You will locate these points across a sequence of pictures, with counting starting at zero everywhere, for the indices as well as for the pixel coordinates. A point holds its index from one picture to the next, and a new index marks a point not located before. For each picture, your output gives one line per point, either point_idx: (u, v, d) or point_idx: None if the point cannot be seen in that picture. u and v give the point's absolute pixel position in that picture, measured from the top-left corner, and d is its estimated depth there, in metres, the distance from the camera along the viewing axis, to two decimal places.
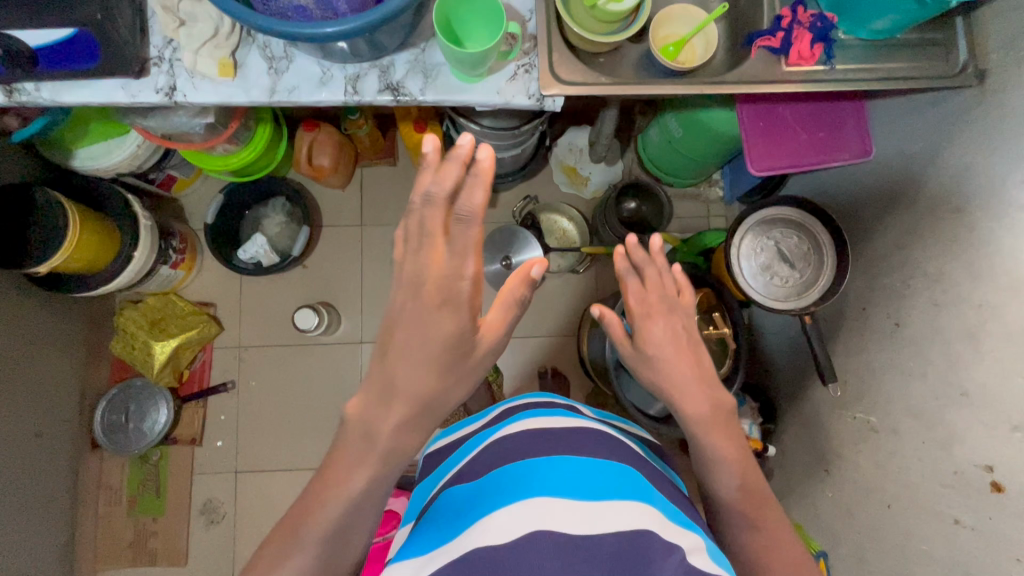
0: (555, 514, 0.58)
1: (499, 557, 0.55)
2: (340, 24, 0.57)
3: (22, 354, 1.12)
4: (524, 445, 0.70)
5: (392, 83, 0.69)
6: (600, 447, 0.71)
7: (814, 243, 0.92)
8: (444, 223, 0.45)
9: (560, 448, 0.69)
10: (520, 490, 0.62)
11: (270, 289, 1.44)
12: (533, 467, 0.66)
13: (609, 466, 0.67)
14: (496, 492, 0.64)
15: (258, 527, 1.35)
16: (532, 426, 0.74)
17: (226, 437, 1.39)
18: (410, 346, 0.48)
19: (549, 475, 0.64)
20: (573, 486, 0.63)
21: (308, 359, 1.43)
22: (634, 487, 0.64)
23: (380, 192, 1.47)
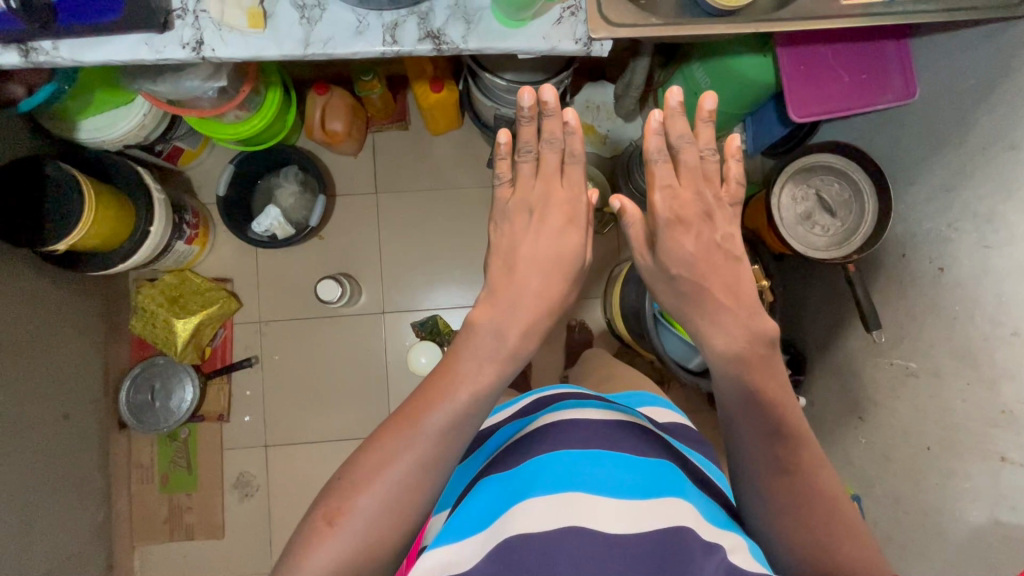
0: (591, 509, 0.60)
1: (534, 549, 0.56)
2: None
3: (43, 335, 1.10)
4: (558, 432, 0.70)
5: (432, 31, 0.65)
6: (635, 437, 0.71)
7: (854, 190, 0.90)
8: (558, 164, 0.79)
9: (595, 436, 0.69)
10: (555, 480, 0.63)
11: (289, 262, 1.41)
12: (567, 459, 0.65)
13: (646, 459, 0.67)
14: (530, 481, 0.64)
15: (293, 497, 1.36)
16: (564, 415, 0.73)
17: (253, 411, 1.38)
18: (541, 246, 0.76)
19: (584, 468, 0.64)
20: (612, 479, 0.64)
21: (330, 331, 1.41)
22: (671, 483, 0.65)
23: (395, 158, 1.43)
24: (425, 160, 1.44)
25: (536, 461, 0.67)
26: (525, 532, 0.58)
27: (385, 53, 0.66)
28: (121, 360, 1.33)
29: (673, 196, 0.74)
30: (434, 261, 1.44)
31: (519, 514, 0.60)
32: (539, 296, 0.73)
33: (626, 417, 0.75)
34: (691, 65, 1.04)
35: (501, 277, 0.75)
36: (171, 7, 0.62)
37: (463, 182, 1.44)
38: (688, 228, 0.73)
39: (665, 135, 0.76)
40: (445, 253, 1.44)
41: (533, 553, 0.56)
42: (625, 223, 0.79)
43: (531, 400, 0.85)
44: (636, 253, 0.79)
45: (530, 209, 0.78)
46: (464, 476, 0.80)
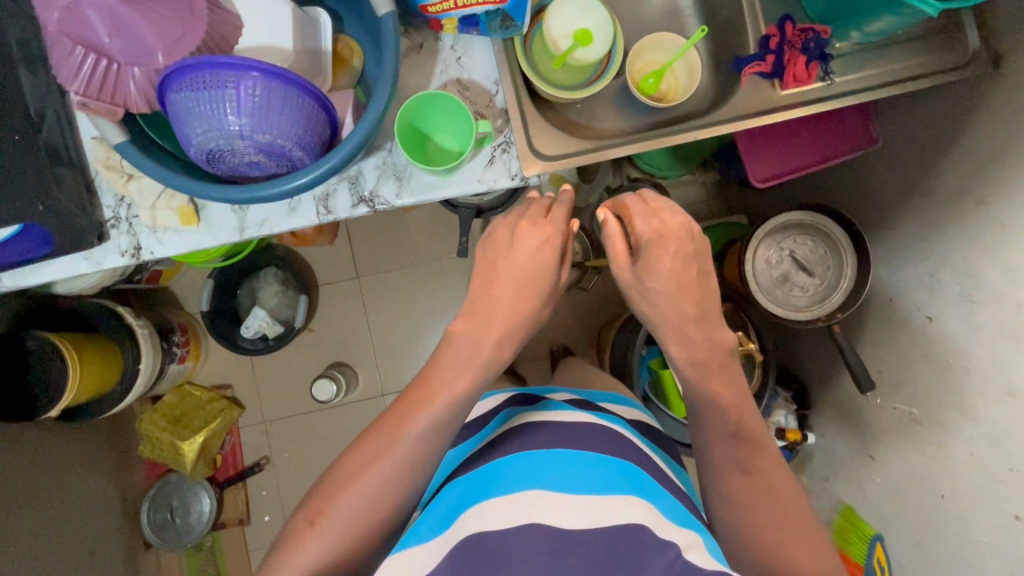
0: (547, 507, 0.56)
1: (485, 548, 0.53)
2: (308, 175, 0.50)
3: (58, 483, 1.13)
4: (525, 437, 0.67)
5: (365, 195, 0.64)
6: (601, 441, 0.67)
7: (830, 245, 0.88)
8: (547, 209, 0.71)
9: (561, 440, 0.66)
10: (518, 481, 0.60)
11: (283, 359, 1.42)
12: (536, 460, 0.63)
13: (609, 462, 0.63)
14: (495, 481, 0.62)
15: None
16: (544, 415, 0.72)
17: (272, 511, 1.40)
18: (512, 269, 0.66)
19: (551, 469, 0.61)
20: (572, 477, 0.60)
21: (334, 421, 1.42)
22: (635, 485, 0.61)
23: (371, 240, 1.42)
24: (401, 236, 1.43)
25: (506, 462, 0.64)
26: (478, 536, 0.54)
27: (322, 222, 0.65)
28: (137, 481, 1.36)
29: (651, 219, 0.68)
30: (425, 336, 1.43)
31: (474, 516, 0.57)
32: (515, 309, 0.65)
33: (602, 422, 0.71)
34: None
35: (476, 289, 0.67)
36: (104, 217, 0.64)
37: (442, 253, 1.43)
38: (667, 244, 0.66)
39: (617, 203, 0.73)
40: (435, 326, 1.44)
41: (486, 553, 0.53)
42: (605, 236, 0.69)
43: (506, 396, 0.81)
44: (613, 258, 0.69)
45: (509, 232, 0.68)
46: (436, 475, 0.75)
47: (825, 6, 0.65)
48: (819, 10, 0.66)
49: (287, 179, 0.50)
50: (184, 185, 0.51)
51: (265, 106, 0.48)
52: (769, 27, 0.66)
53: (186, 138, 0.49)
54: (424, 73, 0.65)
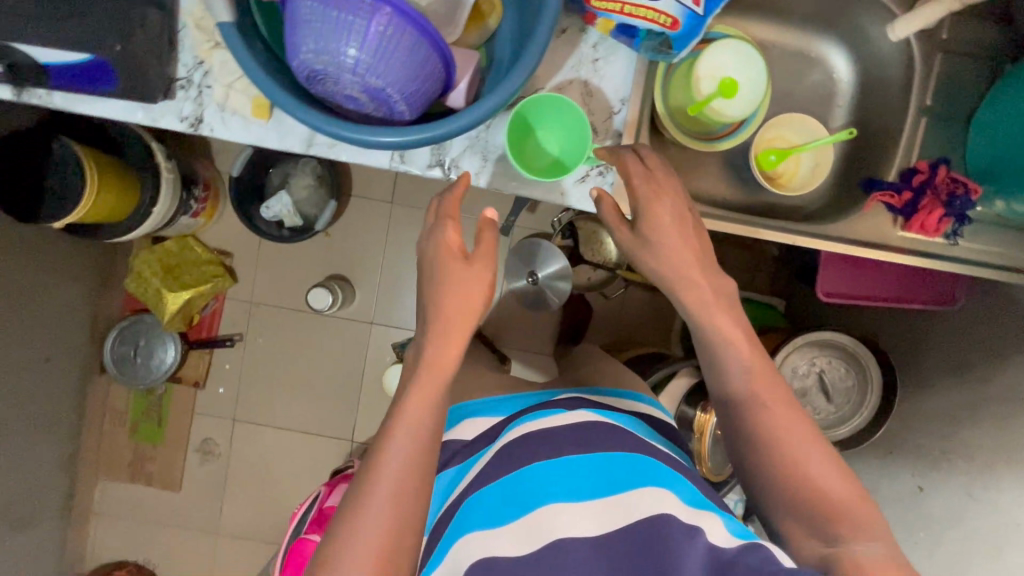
0: (568, 519, 0.59)
1: (517, 563, 0.56)
2: (408, 136, 0.50)
3: (38, 286, 1.12)
4: (515, 448, 0.67)
5: (445, 159, 0.61)
6: (593, 442, 0.66)
7: (860, 379, 0.87)
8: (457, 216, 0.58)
9: (552, 448, 0.66)
10: (523, 498, 0.62)
11: (292, 250, 1.40)
12: (539, 476, 0.63)
13: (604, 467, 0.64)
14: (507, 502, 0.62)
15: (249, 473, 1.43)
16: (531, 427, 0.70)
17: (228, 385, 1.42)
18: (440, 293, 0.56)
19: (558, 480, 0.63)
20: (580, 488, 0.62)
21: (317, 328, 1.42)
22: (638, 479, 0.61)
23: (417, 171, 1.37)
24: None
25: (509, 482, 0.64)
26: (497, 560, 0.56)
27: (390, 167, 0.62)
28: (111, 310, 1.36)
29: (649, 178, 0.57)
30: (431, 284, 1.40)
31: (493, 535, 0.59)
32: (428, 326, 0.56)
33: (590, 419, 0.70)
34: None
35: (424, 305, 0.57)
36: (176, 76, 0.61)
37: None
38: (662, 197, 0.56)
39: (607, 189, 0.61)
40: None
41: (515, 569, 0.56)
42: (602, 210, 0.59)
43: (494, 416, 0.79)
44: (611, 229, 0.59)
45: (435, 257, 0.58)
46: (439, 496, 0.73)
47: (987, 169, 0.69)
48: (982, 168, 0.70)
49: (366, 136, 0.51)
50: (274, 96, 0.51)
51: (387, 44, 0.47)
52: (923, 162, 0.67)
53: (296, 48, 0.49)
54: (554, 61, 0.60)
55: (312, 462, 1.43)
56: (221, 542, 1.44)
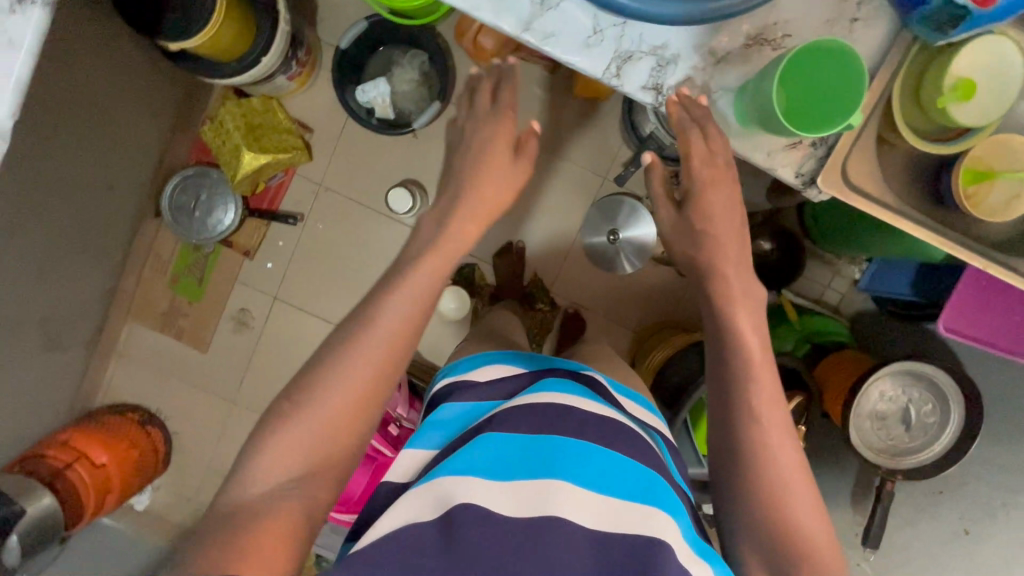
0: (572, 502, 0.59)
1: (504, 526, 0.56)
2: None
3: (119, 109, 1.06)
4: (541, 414, 0.68)
5: (661, 85, 0.62)
6: (619, 438, 0.67)
7: (941, 420, 0.88)
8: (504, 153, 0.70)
9: (578, 430, 0.66)
10: (533, 465, 0.62)
11: (375, 142, 1.34)
12: (556, 450, 0.64)
13: (622, 464, 0.64)
14: (515, 463, 0.62)
15: (279, 352, 1.43)
16: (560, 401, 0.70)
17: (278, 262, 1.39)
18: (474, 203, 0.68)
19: (573, 461, 0.63)
20: (591, 474, 0.62)
21: (380, 228, 1.38)
22: (646, 493, 0.63)
23: (522, 95, 1.31)
24: (553, 115, 1.33)
25: (525, 445, 0.64)
26: (489, 512, 0.57)
27: (602, 80, 0.62)
28: (178, 155, 1.31)
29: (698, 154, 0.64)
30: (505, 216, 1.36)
31: (491, 487, 0.59)
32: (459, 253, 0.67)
33: (617, 418, 0.70)
34: None
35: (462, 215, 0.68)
36: None
37: (574, 156, 1.34)
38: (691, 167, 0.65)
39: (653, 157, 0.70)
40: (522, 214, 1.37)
41: (502, 528, 0.56)
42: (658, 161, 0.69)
43: (522, 371, 0.78)
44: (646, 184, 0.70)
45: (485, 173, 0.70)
46: (437, 427, 0.73)
47: None
48: None
49: None
50: None
51: None
52: None
53: None
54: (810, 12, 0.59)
55: None
56: (236, 412, 1.45)
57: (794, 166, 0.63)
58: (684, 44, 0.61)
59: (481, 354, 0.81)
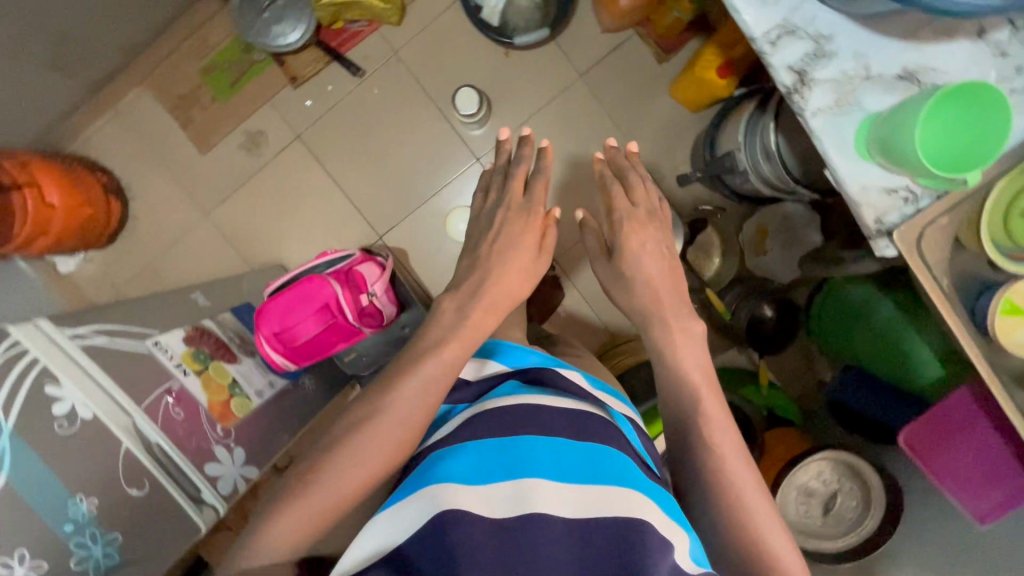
0: (547, 497, 0.51)
1: (485, 531, 0.48)
2: None
3: None
4: (502, 415, 0.59)
5: (805, 74, 0.60)
6: (590, 428, 0.59)
7: (855, 518, 0.96)
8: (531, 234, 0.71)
9: (541, 422, 0.58)
10: (498, 467, 0.54)
11: (466, 40, 1.30)
12: (518, 449, 0.56)
13: (593, 456, 0.56)
14: (476, 469, 0.55)
15: (274, 190, 1.37)
16: (521, 399, 0.62)
17: (317, 104, 1.33)
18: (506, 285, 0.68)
19: (539, 455, 0.55)
20: (563, 465, 0.54)
21: (430, 123, 1.33)
22: (621, 478, 0.54)
23: (622, 69, 1.29)
24: (640, 100, 1.30)
25: (488, 449, 0.56)
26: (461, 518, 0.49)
27: (756, 41, 0.60)
28: None
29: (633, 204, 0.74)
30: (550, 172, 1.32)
31: (459, 492, 0.51)
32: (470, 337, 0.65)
33: (585, 405, 0.63)
34: (885, 300, 1.00)
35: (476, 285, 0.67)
36: None
37: (639, 148, 1.31)
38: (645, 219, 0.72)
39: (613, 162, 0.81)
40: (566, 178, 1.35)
41: (476, 534, 0.48)
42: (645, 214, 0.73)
43: (485, 366, 0.71)
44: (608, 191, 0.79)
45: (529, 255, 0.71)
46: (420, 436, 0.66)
47: None
48: None
49: None
50: None
51: None
52: None
53: None
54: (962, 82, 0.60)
55: (334, 227, 1.37)
56: (204, 227, 1.38)
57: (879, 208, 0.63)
58: (848, 45, 0.60)
59: None
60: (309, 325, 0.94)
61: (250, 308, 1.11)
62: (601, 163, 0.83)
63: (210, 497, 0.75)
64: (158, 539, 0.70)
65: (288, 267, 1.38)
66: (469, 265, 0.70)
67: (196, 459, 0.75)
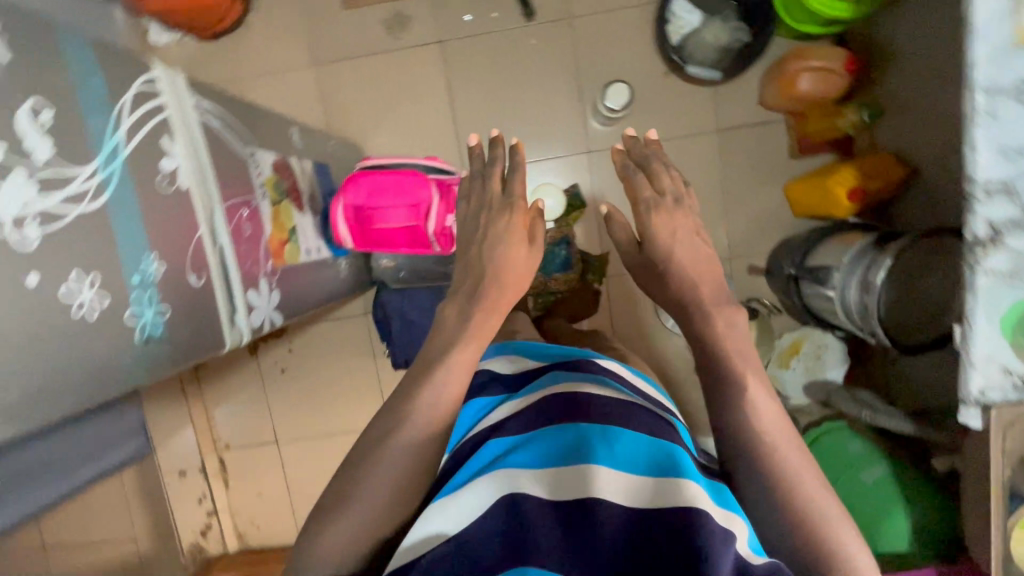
0: (599, 479, 0.52)
1: (549, 513, 0.50)
2: None
3: None
4: (549, 407, 0.62)
5: (996, 241, 0.68)
6: (630, 415, 0.60)
7: None
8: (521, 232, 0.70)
9: (586, 411, 0.60)
10: (552, 453, 0.56)
11: (638, 43, 1.29)
12: (567, 437, 0.58)
13: (632, 442, 0.57)
14: (531, 453, 0.57)
15: (391, 78, 1.33)
16: (566, 388, 0.64)
17: (473, 24, 1.30)
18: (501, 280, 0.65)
19: (587, 442, 0.56)
20: (607, 451, 0.55)
21: (565, 97, 1.31)
22: (660, 463, 0.54)
23: (758, 145, 1.31)
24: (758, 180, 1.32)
25: (541, 437, 0.59)
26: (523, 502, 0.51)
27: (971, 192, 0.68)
28: None
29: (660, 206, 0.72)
30: None
31: (521, 474, 0.54)
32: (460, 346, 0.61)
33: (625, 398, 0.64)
34: (880, 463, 1.05)
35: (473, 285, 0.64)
36: None
37: (734, 222, 1.33)
38: (674, 219, 0.71)
39: (628, 156, 0.81)
40: None
41: (541, 513, 0.50)
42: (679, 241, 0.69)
43: (530, 366, 0.74)
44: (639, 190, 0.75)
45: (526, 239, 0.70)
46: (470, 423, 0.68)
47: None
48: None
49: None
50: None
51: None
52: None
53: None
54: None
55: (427, 140, 1.35)
56: (308, 76, 1.34)
57: (986, 376, 0.71)
58: None
59: (498, 356, 0.79)
60: (393, 215, 0.93)
61: (326, 171, 1.07)
62: (620, 155, 0.82)
63: (242, 321, 0.70)
64: (197, 338, 0.62)
65: (365, 152, 1.35)
66: (464, 266, 0.67)
67: (244, 277, 0.71)
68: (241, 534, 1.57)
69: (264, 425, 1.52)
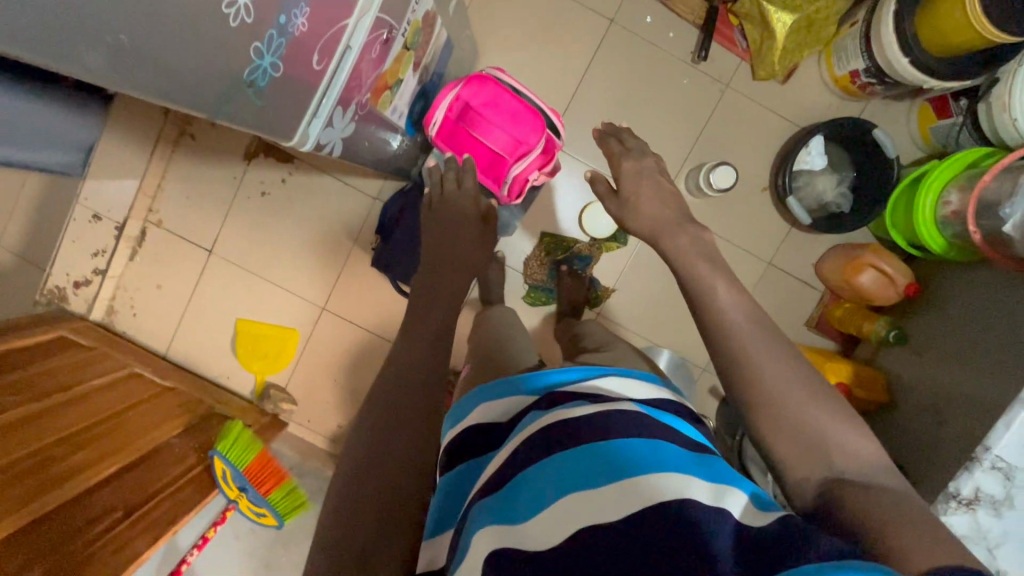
0: (583, 515, 0.40)
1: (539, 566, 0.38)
2: None
3: None
4: (528, 447, 0.48)
5: (969, 504, 0.80)
6: (605, 421, 0.48)
7: None
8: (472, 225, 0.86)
9: (563, 435, 0.47)
10: (531, 499, 0.43)
11: (764, 148, 1.32)
12: (549, 478, 0.44)
13: (604, 449, 0.45)
14: (515, 509, 0.43)
15: (549, 17, 1.28)
16: (546, 415, 0.50)
17: (650, 29, 1.28)
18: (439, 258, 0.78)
19: (569, 473, 0.44)
20: (588, 478, 0.43)
21: (678, 145, 1.31)
22: (647, 462, 0.44)
23: (793, 297, 1.36)
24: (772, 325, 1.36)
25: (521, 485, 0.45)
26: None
27: (976, 458, 0.81)
28: None
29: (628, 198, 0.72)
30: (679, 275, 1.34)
31: (507, 538, 0.41)
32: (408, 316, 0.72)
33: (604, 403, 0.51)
34: None
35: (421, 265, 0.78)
36: None
37: None
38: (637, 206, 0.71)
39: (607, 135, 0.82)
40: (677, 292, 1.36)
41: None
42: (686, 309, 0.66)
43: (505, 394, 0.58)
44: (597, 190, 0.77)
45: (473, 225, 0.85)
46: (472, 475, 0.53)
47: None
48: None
49: None
50: None
51: None
52: None
53: None
54: None
55: (539, 93, 1.30)
56: None
57: None
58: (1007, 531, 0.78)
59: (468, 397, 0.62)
60: (495, 136, 0.95)
61: (450, 51, 1.00)
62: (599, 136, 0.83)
63: (316, 129, 0.64)
64: (275, 115, 0.56)
65: (479, 62, 1.28)
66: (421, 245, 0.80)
67: (343, 92, 0.64)
68: (112, 311, 1.41)
69: (209, 228, 1.39)
